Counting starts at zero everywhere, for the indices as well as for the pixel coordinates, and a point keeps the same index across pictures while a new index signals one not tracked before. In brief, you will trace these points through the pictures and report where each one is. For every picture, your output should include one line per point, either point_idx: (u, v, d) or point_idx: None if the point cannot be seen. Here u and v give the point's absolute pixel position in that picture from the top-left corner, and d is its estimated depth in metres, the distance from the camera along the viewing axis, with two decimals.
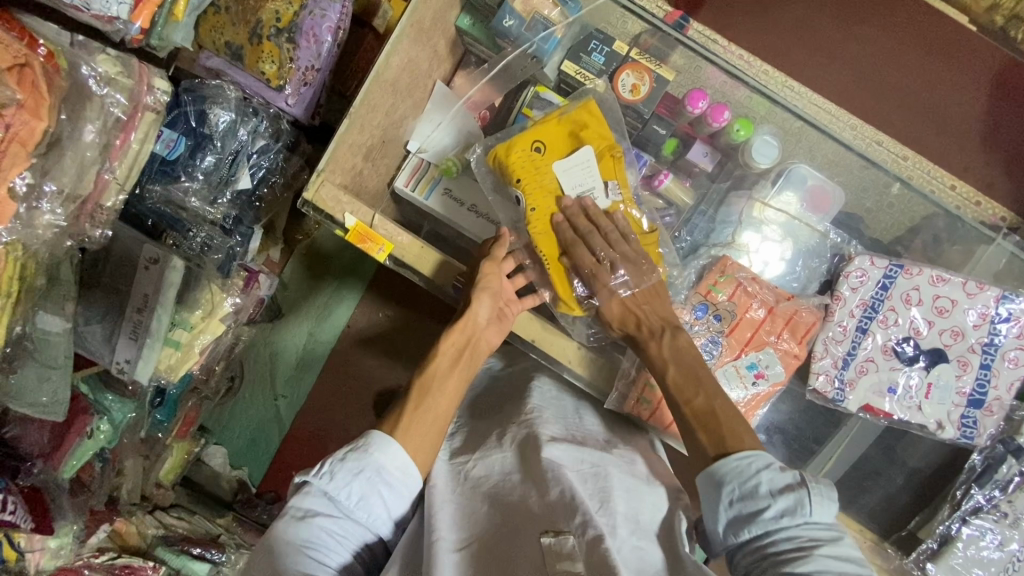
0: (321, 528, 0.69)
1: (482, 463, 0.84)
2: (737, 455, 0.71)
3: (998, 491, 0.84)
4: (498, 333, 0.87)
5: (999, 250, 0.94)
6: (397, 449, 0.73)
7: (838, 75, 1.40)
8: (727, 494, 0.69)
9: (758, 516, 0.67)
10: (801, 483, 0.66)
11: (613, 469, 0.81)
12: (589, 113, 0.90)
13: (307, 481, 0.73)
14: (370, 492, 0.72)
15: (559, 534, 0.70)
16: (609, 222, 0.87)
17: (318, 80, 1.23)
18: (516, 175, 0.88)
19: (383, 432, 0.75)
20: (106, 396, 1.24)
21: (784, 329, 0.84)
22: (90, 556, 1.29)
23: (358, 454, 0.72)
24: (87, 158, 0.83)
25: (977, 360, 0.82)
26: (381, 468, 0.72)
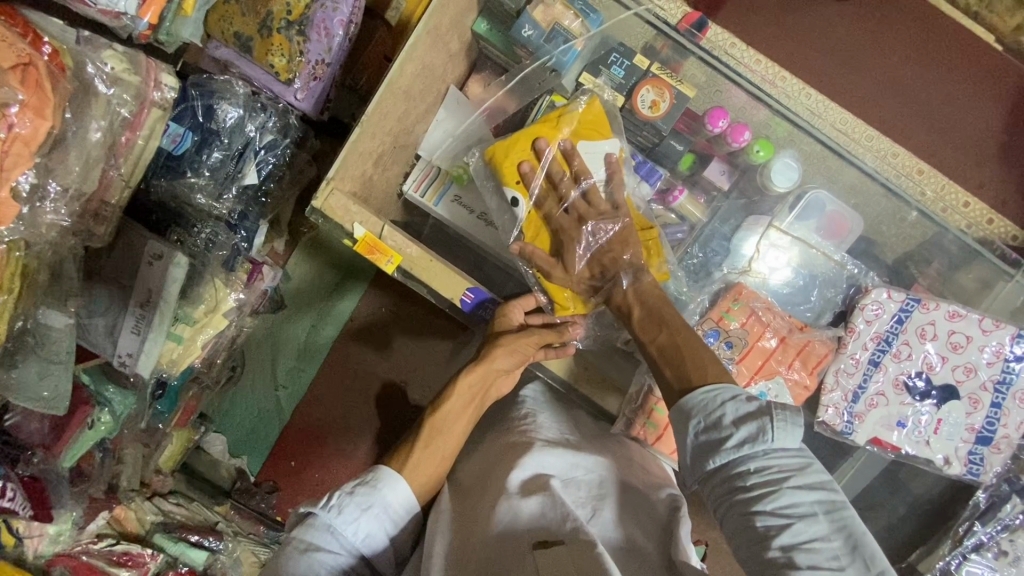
0: (322, 564, 0.69)
1: (472, 470, 0.86)
2: (702, 389, 0.69)
3: (1001, 529, 0.85)
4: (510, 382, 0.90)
5: (1018, 286, 0.92)
6: (403, 485, 0.76)
7: (861, 84, 1.36)
8: (692, 427, 0.68)
9: (722, 446, 0.65)
10: (765, 412, 0.64)
11: (610, 476, 0.80)
12: (590, 112, 0.90)
13: (310, 513, 0.73)
14: (375, 527, 0.73)
15: (549, 545, 0.69)
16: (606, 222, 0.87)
17: (328, 75, 1.20)
18: (511, 176, 0.88)
19: (391, 468, 0.78)
20: (107, 387, 1.23)
21: (796, 359, 0.84)
22: (89, 542, 1.31)
23: (366, 488, 0.74)
24: (93, 156, 0.81)
25: (988, 398, 0.81)
26: (388, 504, 0.74)
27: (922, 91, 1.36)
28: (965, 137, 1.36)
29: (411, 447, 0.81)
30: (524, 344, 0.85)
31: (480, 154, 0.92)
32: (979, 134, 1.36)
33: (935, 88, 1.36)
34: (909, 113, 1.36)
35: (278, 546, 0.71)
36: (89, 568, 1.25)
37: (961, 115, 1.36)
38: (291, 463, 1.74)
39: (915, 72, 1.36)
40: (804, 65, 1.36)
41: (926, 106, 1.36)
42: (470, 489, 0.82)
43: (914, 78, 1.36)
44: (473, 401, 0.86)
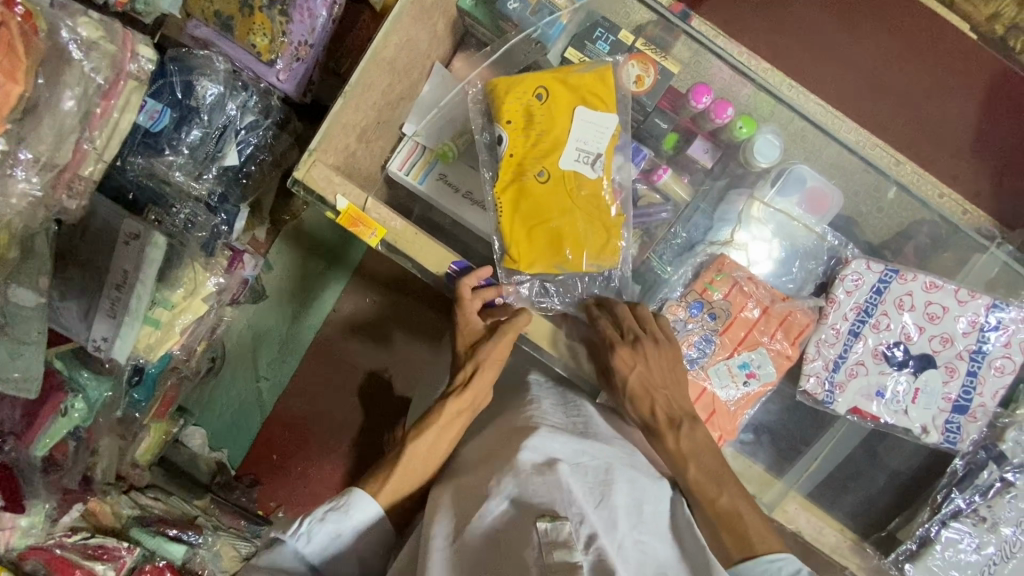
0: None
1: (470, 454, 0.83)
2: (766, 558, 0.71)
3: (977, 496, 0.86)
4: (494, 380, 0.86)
5: (991, 259, 0.96)
6: (375, 508, 0.72)
7: (843, 77, 1.39)
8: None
9: None
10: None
11: (615, 462, 0.77)
12: (602, 81, 0.87)
13: (275, 540, 0.69)
14: (345, 553, 0.70)
15: (556, 519, 0.62)
16: (580, 191, 0.87)
17: (311, 57, 1.20)
18: (506, 114, 0.87)
19: (366, 491, 0.73)
20: (82, 373, 1.21)
21: (778, 330, 0.86)
22: (63, 535, 1.22)
23: (338, 515, 0.70)
24: (66, 126, 0.79)
25: (964, 366, 0.83)
26: (362, 529, 0.71)
27: (902, 84, 1.39)
28: (938, 130, 1.39)
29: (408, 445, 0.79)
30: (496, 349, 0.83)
31: (484, 85, 0.91)
32: (952, 126, 1.39)
33: (909, 82, 1.39)
34: (885, 103, 1.39)
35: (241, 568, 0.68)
36: (65, 562, 1.17)
37: (935, 107, 1.39)
38: (273, 456, 1.72)
39: (891, 64, 1.39)
40: (785, 57, 1.39)
41: (905, 99, 1.39)
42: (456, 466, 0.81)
43: (892, 70, 1.39)
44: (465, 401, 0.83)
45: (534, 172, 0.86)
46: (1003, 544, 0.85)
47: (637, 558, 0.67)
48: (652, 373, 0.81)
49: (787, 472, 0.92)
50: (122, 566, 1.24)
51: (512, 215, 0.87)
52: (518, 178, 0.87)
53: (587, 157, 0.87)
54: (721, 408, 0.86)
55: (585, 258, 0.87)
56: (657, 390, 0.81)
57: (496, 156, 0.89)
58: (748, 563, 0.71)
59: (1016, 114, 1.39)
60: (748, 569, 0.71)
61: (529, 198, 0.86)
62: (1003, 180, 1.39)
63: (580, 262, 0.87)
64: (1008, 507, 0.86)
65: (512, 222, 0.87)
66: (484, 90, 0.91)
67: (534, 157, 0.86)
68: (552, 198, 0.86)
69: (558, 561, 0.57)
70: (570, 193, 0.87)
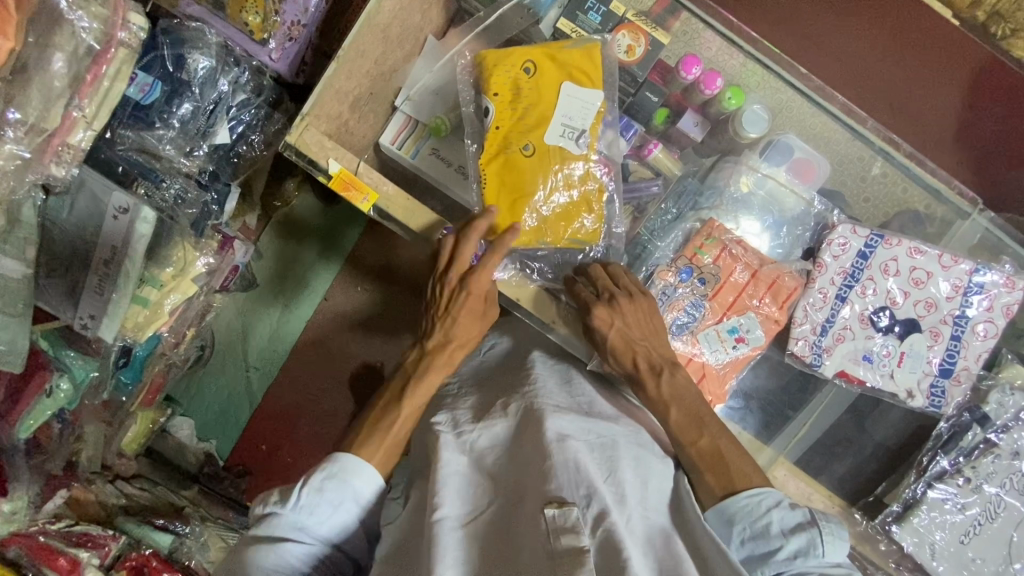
0: (291, 554, 0.71)
1: (486, 434, 0.79)
2: (747, 493, 0.73)
3: (962, 457, 0.91)
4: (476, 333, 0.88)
5: (975, 224, 1.00)
6: (371, 471, 0.75)
7: (831, 65, 1.44)
8: (738, 534, 0.72)
9: (772, 556, 0.69)
10: (810, 523, 0.69)
11: (620, 437, 0.77)
12: (589, 57, 0.88)
13: (275, 513, 0.73)
14: (348, 518, 0.74)
15: (563, 506, 0.66)
16: (565, 165, 0.88)
17: (304, 36, 1.21)
18: (493, 86, 0.88)
19: (355, 454, 0.76)
20: (67, 352, 1.16)
21: (766, 293, 0.89)
22: (46, 521, 1.20)
23: (334, 482, 0.73)
24: (55, 88, 0.80)
25: (948, 331, 0.88)
26: (354, 493, 0.74)
27: (887, 75, 1.43)
28: (922, 120, 1.44)
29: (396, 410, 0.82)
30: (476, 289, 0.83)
31: (475, 55, 0.91)
32: (933, 114, 1.43)
33: (892, 70, 1.43)
34: (864, 91, 1.45)
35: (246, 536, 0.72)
36: (45, 548, 1.12)
37: (917, 96, 1.43)
38: (262, 446, 1.70)
39: (874, 52, 1.43)
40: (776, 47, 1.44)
41: (890, 89, 1.44)
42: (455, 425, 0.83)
43: (879, 59, 1.43)
44: (445, 353, 0.86)
45: (519, 146, 0.87)
46: (989, 505, 0.89)
47: (645, 530, 0.67)
48: (630, 326, 0.83)
49: (776, 439, 0.98)
50: (106, 555, 1.20)
51: (493, 187, 0.88)
52: (504, 151, 0.87)
53: (572, 131, 0.88)
54: (710, 371, 0.90)
55: (566, 231, 0.88)
56: (638, 342, 0.83)
57: (483, 127, 0.90)
58: (732, 498, 0.73)
59: (1000, 101, 1.42)
60: (733, 503, 0.73)
61: (512, 170, 0.87)
62: (981, 166, 1.44)
63: (558, 237, 0.88)
64: (991, 466, 0.89)
65: (494, 192, 0.88)
66: (474, 61, 0.91)
67: (520, 130, 0.87)
68: (536, 171, 0.87)
69: (567, 546, 0.61)
70: (555, 166, 0.87)
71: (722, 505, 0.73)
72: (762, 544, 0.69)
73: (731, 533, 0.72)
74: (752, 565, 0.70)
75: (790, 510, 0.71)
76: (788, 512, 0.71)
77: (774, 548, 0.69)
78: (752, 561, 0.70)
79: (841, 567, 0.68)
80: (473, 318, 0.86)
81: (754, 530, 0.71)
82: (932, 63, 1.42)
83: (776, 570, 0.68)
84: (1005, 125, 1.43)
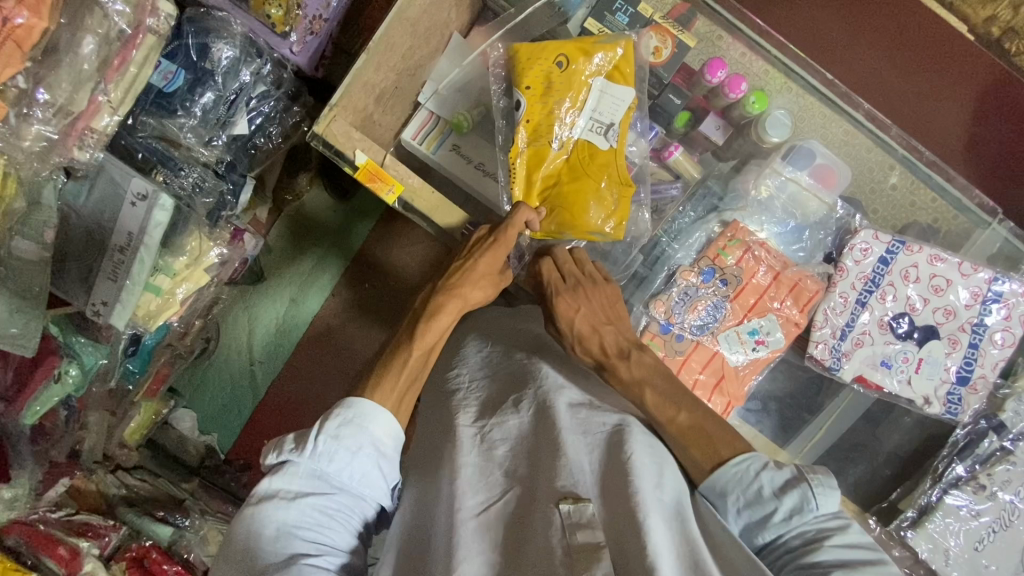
0: (313, 506, 0.68)
1: (499, 428, 0.78)
2: (733, 461, 0.71)
3: (977, 464, 0.92)
4: (489, 289, 0.86)
5: (993, 234, 1.02)
6: (386, 416, 0.72)
7: (849, 69, 1.45)
8: (732, 504, 0.70)
9: (769, 520, 0.67)
10: (800, 479, 0.67)
11: (630, 416, 0.77)
12: (623, 53, 0.90)
13: (291, 464, 0.69)
14: (369, 467, 0.70)
15: (578, 501, 0.67)
16: (595, 160, 0.89)
17: (325, 31, 1.20)
18: (527, 79, 0.89)
19: (371, 398, 0.73)
20: (77, 338, 1.14)
21: (788, 295, 0.91)
22: (47, 509, 1.20)
23: (352, 428, 0.70)
24: (83, 73, 0.81)
25: (966, 339, 0.90)
26: (377, 441, 0.71)
27: (905, 81, 1.44)
28: (935, 130, 1.45)
29: (408, 351, 0.79)
30: (490, 261, 0.84)
31: (508, 49, 0.93)
32: (944, 127, 1.45)
33: (910, 77, 1.44)
34: (877, 100, 1.46)
35: (259, 492, 0.67)
36: (45, 536, 1.14)
37: (930, 108, 1.44)
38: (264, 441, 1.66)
39: (889, 64, 1.44)
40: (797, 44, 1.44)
41: (907, 96, 1.45)
42: (476, 414, 0.83)
43: (898, 65, 1.44)
44: (460, 302, 0.83)
45: (550, 138, 0.89)
46: (1002, 513, 0.90)
47: (664, 511, 0.67)
48: (596, 311, 0.85)
49: (791, 441, 1.00)
50: (105, 545, 1.20)
51: (524, 177, 0.89)
52: (534, 143, 0.89)
53: (601, 127, 0.90)
54: (731, 371, 0.92)
55: (591, 225, 0.88)
56: (603, 326, 0.85)
57: (512, 122, 0.92)
58: (719, 471, 0.71)
59: (1011, 117, 1.44)
60: (722, 476, 0.71)
61: (541, 163, 0.89)
62: (988, 179, 1.45)
63: (583, 227, 0.88)
64: (1005, 473, 0.90)
65: (523, 182, 0.89)
66: (507, 55, 0.93)
67: (551, 124, 0.89)
68: (564, 166, 0.89)
69: (580, 543, 0.64)
70: (584, 162, 0.89)
71: (712, 481, 0.71)
72: (757, 511, 0.68)
73: (726, 504, 0.70)
74: (753, 532, 0.69)
75: (777, 469, 0.69)
76: (776, 472, 0.69)
77: (769, 513, 0.67)
78: (752, 529, 0.69)
79: (838, 516, 0.68)
80: (494, 272, 0.85)
81: (749, 498, 0.69)
82: (948, 73, 1.43)
83: (777, 534, 0.67)
84: (1017, 143, 1.45)
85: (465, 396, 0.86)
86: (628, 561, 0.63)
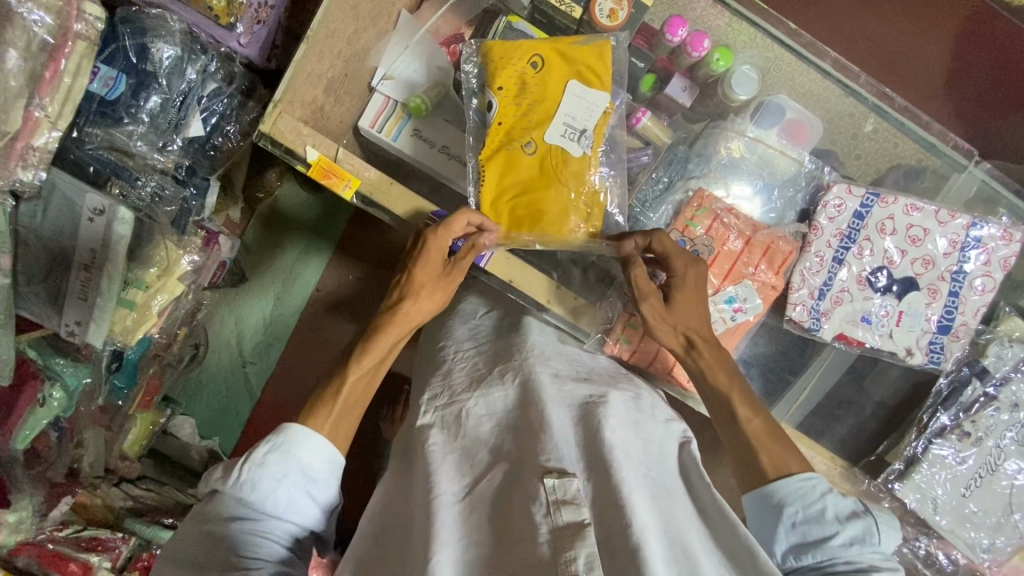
0: (243, 532, 0.67)
1: (484, 402, 0.79)
2: (799, 477, 0.75)
3: (961, 412, 0.92)
4: (439, 299, 0.85)
5: (970, 177, 0.98)
6: (318, 441, 0.71)
7: (822, 12, 1.39)
8: (788, 515, 0.73)
9: (826, 542, 0.70)
10: (866, 511, 0.71)
11: (612, 390, 0.80)
12: (600, 56, 0.88)
13: (221, 490, 0.70)
14: (296, 492, 0.70)
15: (563, 476, 0.64)
16: (569, 167, 0.87)
17: (273, 19, 1.15)
18: (499, 80, 0.88)
19: (306, 426, 0.72)
20: (57, 360, 1.10)
21: (762, 260, 0.89)
22: (54, 528, 1.18)
23: (278, 455, 0.69)
24: (11, 88, 0.77)
25: (946, 288, 0.89)
26: (304, 466, 0.70)
27: (876, 21, 1.40)
28: (912, 69, 1.40)
29: (345, 375, 0.79)
30: (427, 265, 0.82)
31: (480, 46, 0.90)
32: (925, 66, 1.40)
33: (882, 16, 1.40)
34: (852, 41, 1.39)
35: (197, 515, 0.70)
36: (55, 555, 1.11)
37: (906, 46, 1.40)
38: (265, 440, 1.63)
39: (861, 4, 1.40)
40: None
41: (882, 36, 1.40)
42: (465, 385, 0.84)
43: (869, 5, 1.40)
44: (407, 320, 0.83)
45: (523, 143, 0.87)
46: (987, 458, 0.91)
47: (649, 485, 0.67)
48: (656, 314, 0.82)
49: (777, 403, 0.99)
50: (116, 558, 1.18)
51: (493, 180, 0.87)
52: (505, 147, 0.87)
53: (578, 132, 0.87)
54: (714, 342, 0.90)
55: (562, 234, 0.86)
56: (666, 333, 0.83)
57: (485, 124, 0.90)
58: (783, 480, 0.75)
59: (987, 54, 1.41)
60: (784, 486, 0.74)
61: (512, 166, 0.87)
62: (972, 120, 1.40)
63: (558, 236, 0.86)
64: (989, 419, 0.91)
65: (491, 185, 0.87)
66: (480, 52, 0.90)
67: (522, 129, 0.87)
68: (535, 172, 0.87)
69: (566, 520, 0.59)
70: (553, 167, 0.87)
71: (774, 488, 0.74)
72: (815, 527, 0.71)
73: (781, 516, 0.73)
74: (805, 548, 0.71)
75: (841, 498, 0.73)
76: (841, 499, 0.73)
77: (829, 534, 0.70)
78: (806, 546, 0.71)
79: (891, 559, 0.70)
80: (439, 282, 0.84)
81: (807, 514, 0.72)
82: (916, 11, 1.40)
83: (830, 555, 0.69)
84: (992, 79, 1.41)
85: (452, 366, 0.89)
86: (613, 547, 0.59)
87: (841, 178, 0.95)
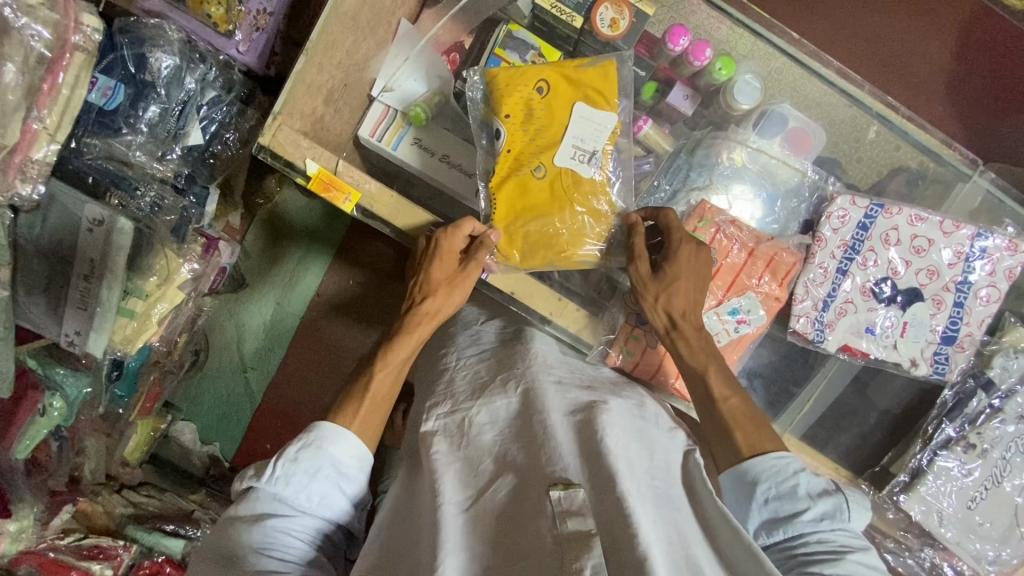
0: (277, 530, 0.67)
1: (486, 411, 0.78)
2: (773, 455, 0.72)
3: (966, 424, 0.92)
4: (460, 297, 0.84)
5: (976, 187, 0.98)
6: (350, 438, 0.71)
7: (824, 18, 1.38)
8: (761, 493, 0.70)
9: (797, 518, 0.68)
10: (836, 489, 0.69)
11: (614, 399, 0.79)
12: (606, 77, 0.87)
13: (253, 487, 0.69)
14: (329, 488, 0.69)
15: (568, 487, 0.64)
16: (580, 190, 0.86)
17: (272, 26, 1.14)
18: (506, 107, 0.87)
19: (334, 423, 0.72)
20: (57, 370, 1.10)
21: (765, 271, 0.89)
22: (55, 537, 1.18)
23: (310, 452, 0.69)
24: (9, 102, 0.76)
25: (951, 298, 0.89)
26: (337, 462, 0.70)
27: (878, 27, 1.39)
28: (914, 75, 1.39)
29: (371, 373, 0.78)
30: (441, 268, 0.82)
31: (486, 73, 0.90)
32: (927, 71, 1.39)
33: (884, 22, 1.39)
34: (854, 47, 1.39)
35: (229, 515, 0.69)
36: (55, 563, 1.12)
37: (908, 52, 1.39)
38: (266, 446, 1.62)
39: (862, 10, 1.39)
40: None
41: (883, 42, 1.39)
42: (467, 394, 0.83)
43: (870, 11, 1.39)
44: (429, 317, 0.82)
45: (533, 168, 0.86)
46: (993, 469, 0.90)
47: (653, 496, 0.66)
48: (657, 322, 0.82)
49: (781, 414, 0.99)
50: (118, 565, 1.20)
51: (505, 205, 0.86)
52: (516, 172, 0.86)
53: (587, 156, 0.87)
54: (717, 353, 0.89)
55: (576, 255, 0.86)
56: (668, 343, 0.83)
57: (494, 151, 0.89)
58: (756, 459, 0.72)
59: (989, 60, 1.40)
60: (758, 464, 0.72)
61: (523, 192, 0.86)
62: (975, 125, 1.40)
63: (570, 258, 0.86)
64: (996, 431, 0.91)
65: (504, 211, 0.86)
66: (484, 77, 0.90)
67: (532, 154, 0.87)
68: (547, 195, 0.86)
69: (573, 529, 0.59)
70: (563, 191, 0.86)
71: (747, 465, 0.72)
72: (788, 504, 0.69)
73: (754, 492, 0.71)
74: (777, 524, 0.69)
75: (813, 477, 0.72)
76: (814, 478, 0.71)
77: (801, 510, 0.68)
78: (778, 521, 0.69)
79: (859, 538, 0.69)
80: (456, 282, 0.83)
81: (781, 490, 0.70)
82: (917, 17, 1.40)
83: (801, 531, 0.68)
84: (994, 84, 1.40)
85: (453, 375, 0.88)
86: (620, 561, 0.58)
87: (845, 188, 0.95)
